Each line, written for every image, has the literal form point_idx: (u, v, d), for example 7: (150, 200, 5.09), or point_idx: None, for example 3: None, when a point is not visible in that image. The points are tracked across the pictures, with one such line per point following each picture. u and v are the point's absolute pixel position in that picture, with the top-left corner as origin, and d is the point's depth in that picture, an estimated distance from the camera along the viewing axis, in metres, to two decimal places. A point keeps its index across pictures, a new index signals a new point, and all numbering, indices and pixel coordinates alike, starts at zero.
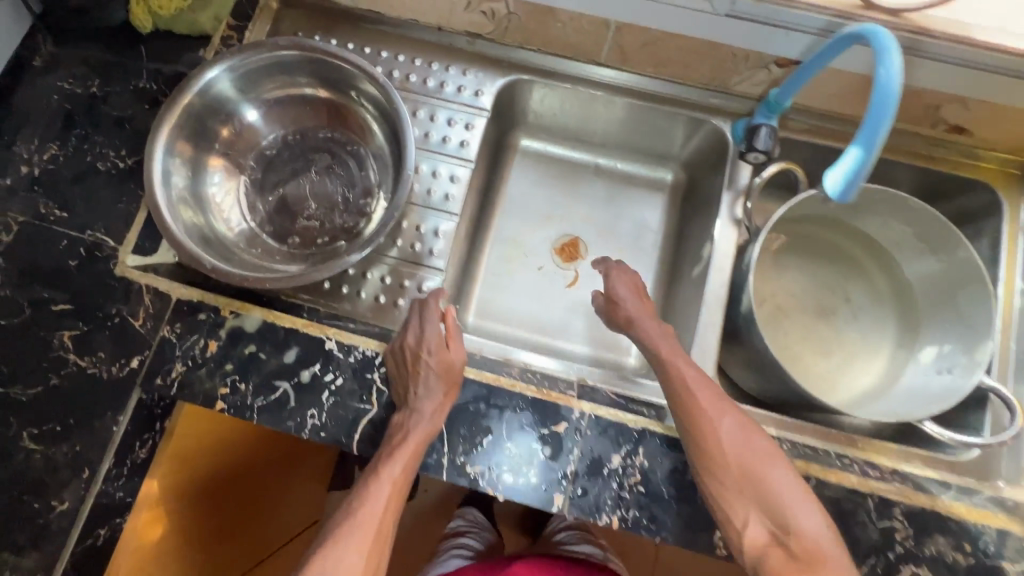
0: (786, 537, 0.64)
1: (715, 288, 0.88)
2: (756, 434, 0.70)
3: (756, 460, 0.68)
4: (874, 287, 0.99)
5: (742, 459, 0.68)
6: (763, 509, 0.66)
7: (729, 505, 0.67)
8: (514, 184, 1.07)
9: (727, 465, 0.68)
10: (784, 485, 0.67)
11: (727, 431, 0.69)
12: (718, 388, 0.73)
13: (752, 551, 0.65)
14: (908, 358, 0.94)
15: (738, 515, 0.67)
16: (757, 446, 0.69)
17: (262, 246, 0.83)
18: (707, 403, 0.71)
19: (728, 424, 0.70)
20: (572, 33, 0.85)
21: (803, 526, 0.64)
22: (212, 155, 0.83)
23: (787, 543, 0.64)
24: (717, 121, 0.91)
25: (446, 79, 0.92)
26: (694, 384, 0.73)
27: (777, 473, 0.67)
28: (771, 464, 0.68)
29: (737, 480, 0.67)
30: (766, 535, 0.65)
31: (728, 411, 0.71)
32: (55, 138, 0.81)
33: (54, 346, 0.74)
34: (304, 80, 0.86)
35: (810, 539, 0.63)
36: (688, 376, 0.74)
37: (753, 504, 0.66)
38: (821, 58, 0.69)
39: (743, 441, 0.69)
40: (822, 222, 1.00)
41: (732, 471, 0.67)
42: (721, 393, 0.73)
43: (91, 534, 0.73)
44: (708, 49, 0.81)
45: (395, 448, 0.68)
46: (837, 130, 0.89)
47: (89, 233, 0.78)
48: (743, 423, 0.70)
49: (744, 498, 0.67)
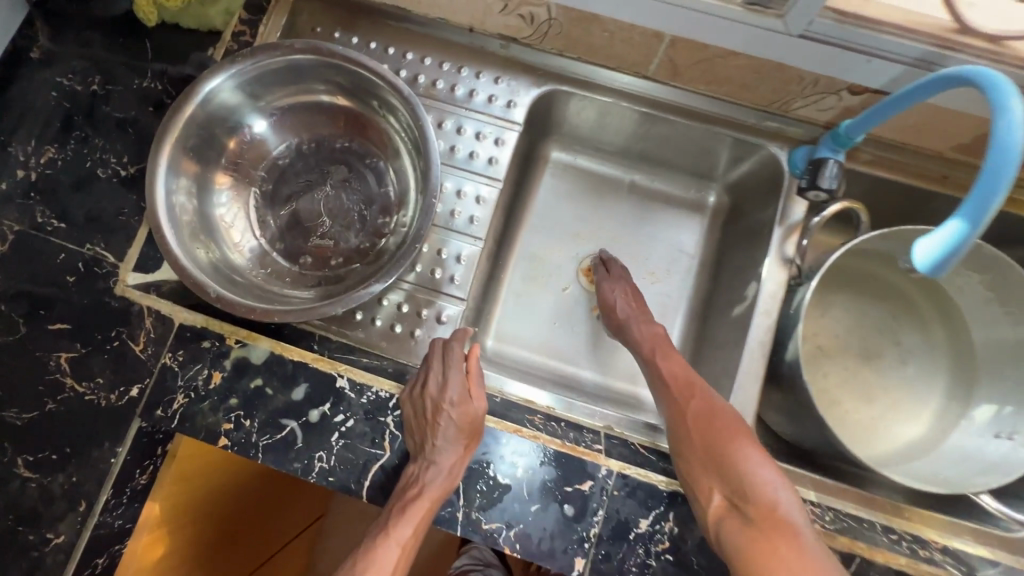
0: (746, 505, 0.63)
1: (759, 332, 0.80)
2: (726, 413, 0.70)
3: (722, 434, 0.68)
4: (928, 332, 0.90)
5: (707, 434, 0.68)
6: (727, 479, 0.65)
7: (694, 476, 0.67)
8: (541, 199, 0.98)
9: (691, 441, 0.69)
10: (749, 457, 0.66)
11: (693, 410, 0.71)
12: (694, 374, 0.76)
13: (714, 521, 0.64)
14: (960, 414, 0.85)
15: (701, 487, 0.66)
16: (725, 424, 0.69)
17: (272, 266, 0.78)
18: (677, 386, 0.75)
19: (694, 404, 0.72)
20: (618, 44, 0.77)
21: (765, 493, 0.63)
22: (219, 171, 0.78)
23: (746, 510, 0.63)
24: (775, 147, 0.82)
25: (475, 87, 0.84)
26: (669, 371, 0.77)
27: (743, 448, 0.67)
28: (739, 440, 0.67)
29: (702, 454, 0.68)
30: (730, 507, 0.64)
31: (696, 391, 0.73)
32: (53, 140, 0.75)
33: (50, 369, 0.70)
34: (321, 87, 0.80)
35: (772, 506, 0.62)
36: (663, 367, 0.78)
37: (717, 476, 0.66)
38: (904, 99, 0.62)
39: (709, 419, 0.70)
40: (876, 256, 0.90)
41: (696, 446, 0.68)
42: (695, 379, 0.75)
43: (89, 564, 0.69)
44: (772, 71, 0.73)
45: (408, 505, 0.64)
46: (908, 163, 0.80)
47: (88, 246, 0.73)
48: (712, 402, 0.71)
49: (707, 469, 0.66)
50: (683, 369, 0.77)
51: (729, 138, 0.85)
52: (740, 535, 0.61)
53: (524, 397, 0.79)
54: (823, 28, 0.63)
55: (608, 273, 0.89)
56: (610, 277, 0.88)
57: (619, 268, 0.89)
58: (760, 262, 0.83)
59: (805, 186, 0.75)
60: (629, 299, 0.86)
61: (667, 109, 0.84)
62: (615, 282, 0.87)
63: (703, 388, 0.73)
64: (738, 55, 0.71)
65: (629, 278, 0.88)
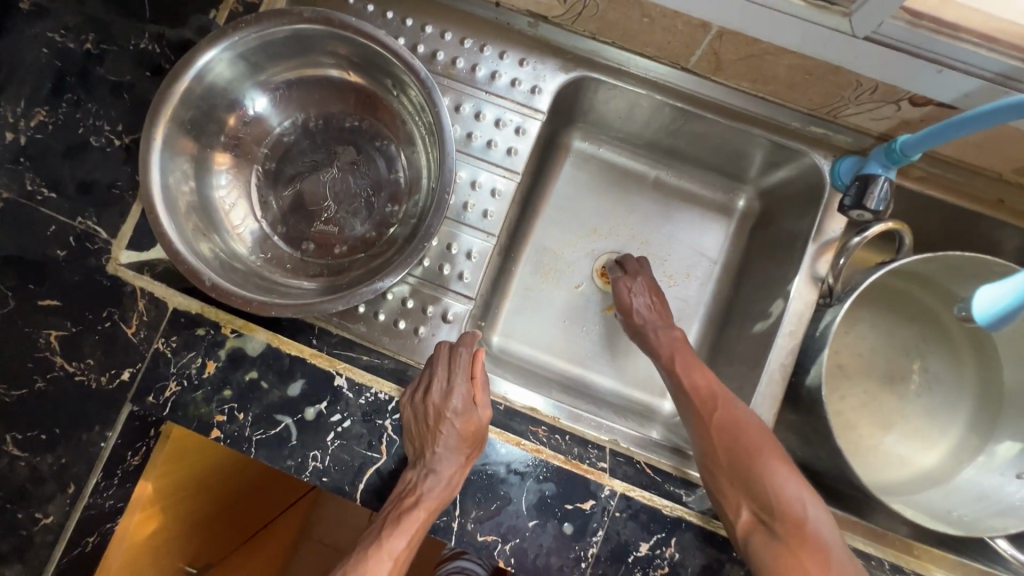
0: (775, 521, 0.61)
1: (780, 353, 0.75)
2: (752, 425, 0.66)
3: (749, 449, 0.65)
4: (956, 359, 0.82)
5: (733, 450, 0.65)
6: (753, 496, 0.63)
7: (720, 491, 0.65)
8: (559, 191, 0.92)
9: (716, 455, 0.66)
10: (777, 471, 0.63)
11: (716, 422, 0.68)
12: (716, 382, 0.71)
13: (742, 536, 0.63)
14: (978, 450, 0.78)
15: (728, 503, 0.64)
16: (752, 437, 0.65)
17: (273, 251, 0.75)
18: (699, 397, 0.70)
19: (718, 416, 0.68)
20: (659, 32, 0.70)
21: (795, 510, 0.61)
22: (218, 149, 0.74)
23: (774, 526, 0.61)
24: (816, 155, 0.76)
25: (498, 68, 0.78)
26: (689, 378, 0.72)
27: (771, 463, 0.64)
28: (767, 453, 0.64)
29: (728, 469, 0.65)
30: (758, 523, 0.62)
31: (720, 402, 0.69)
32: (43, 103, 0.69)
33: (39, 346, 0.67)
34: (330, 60, 0.74)
35: (801, 524, 0.60)
36: (683, 377, 0.73)
37: (743, 491, 0.63)
38: (969, 123, 0.56)
39: (735, 432, 0.66)
40: (912, 277, 0.81)
41: (721, 461, 0.66)
42: (717, 389, 0.70)
43: (79, 542, 0.67)
44: (828, 74, 0.66)
45: (402, 515, 0.62)
46: (961, 183, 0.74)
47: (80, 220, 0.69)
48: (737, 412, 0.67)
49: (734, 484, 0.64)
50: (703, 379, 0.72)
51: (767, 142, 0.78)
52: (769, 553, 0.60)
53: (527, 404, 0.76)
54: (894, 31, 0.56)
55: (627, 272, 0.84)
56: (626, 276, 0.82)
57: (637, 264, 0.84)
58: (788, 278, 0.78)
59: (849, 205, 0.71)
60: (649, 298, 0.81)
61: (703, 106, 0.77)
62: (634, 280, 0.82)
63: (725, 397, 0.69)
64: (791, 54, 0.64)
65: (649, 274, 0.83)
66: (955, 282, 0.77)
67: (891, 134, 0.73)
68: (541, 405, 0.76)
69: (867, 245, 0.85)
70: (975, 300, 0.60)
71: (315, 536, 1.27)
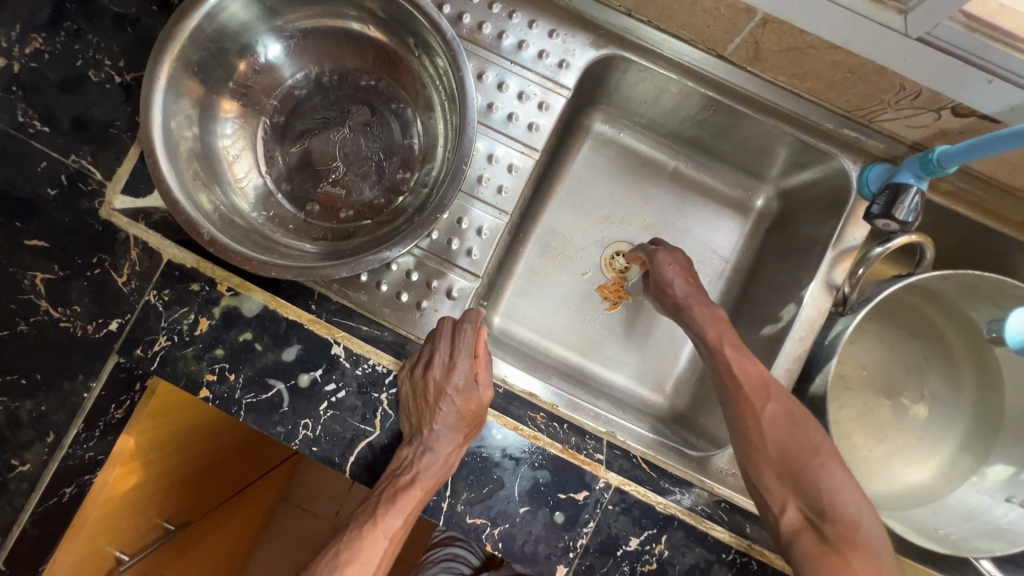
0: (824, 522, 0.60)
1: (787, 359, 0.73)
2: (807, 422, 0.65)
3: (802, 447, 0.64)
4: (960, 380, 0.80)
5: (786, 447, 0.64)
6: (803, 496, 0.62)
7: (768, 488, 0.65)
8: (574, 174, 0.89)
9: (766, 448, 0.65)
10: (831, 473, 0.62)
11: (768, 414, 0.66)
12: (766, 371, 0.68)
13: (787, 533, 0.62)
14: (971, 471, 0.77)
15: (776, 500, 0.64)
16: (806, 436, 0.64)
17: (276, 210, 0.72)
18: (750, 384, 0.67)
19: (771, 407, 0.66)
20: (700, 14, 0.66)
21: (848, 514, 0.60)
22: (225, 95, 0.70)
23: (823, 527, 0.60)
24: (845, 159, 0.74)
25: (526, 38, 0.74)
26: (738, 364, 0.68)
27: (825, 464, 0.62)
28: (823, 452, 0.63)
29: (777, 464, 0.64)
30: (806, 522, 0.62)
31: (772, 393, 0.66)
32: (42, 29, 0.65)
33: (23, 288, 0.64)
34: (352, 12, 0.70)
35: (853, 529, 0.59)
36: (731, 359, 0.69)
37: (792, 490, 0.63)
38: (1001, 142, 0.56)
39: (788, 429, 0.65)
40: (925, 294, 0.79)
41: (771, 457, 0.65)
42: (768, 376, 0.68)
43: (55, 492, 0.65)
44: (870, 74, 0.63)
45: (398, 493, 0.61)
46: (987, 201, 0.72)
47: (74, 158, 0.65)
48: (791, 408, 0.66)
49: (784, 482, 0.64)
50: (753, 364, 0.68)
51: (795, 141, 0.76)
52: (815, 553, 0.58)
53: (526, 389, 0.76)
54: (949, 34, 0.54)
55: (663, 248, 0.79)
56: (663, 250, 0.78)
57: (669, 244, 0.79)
58: (803, 283, 0.76)
59: (876, 213, 0.69)
60: (685, 275, 0.76)
61: (735, 97, 0.74)
62: (672, 254, 0.77)
63: (778, 388, 0.67)
64: (837, 50, 0.61)
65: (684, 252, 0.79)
66: (971, 302, 0.75)
67: (924, 144, 0.71)
68: (540, 392, 0.77)
69: (885, 257, 0.83)
70: (1007, 322, 0.60)
71: (293, 500, 1.29)
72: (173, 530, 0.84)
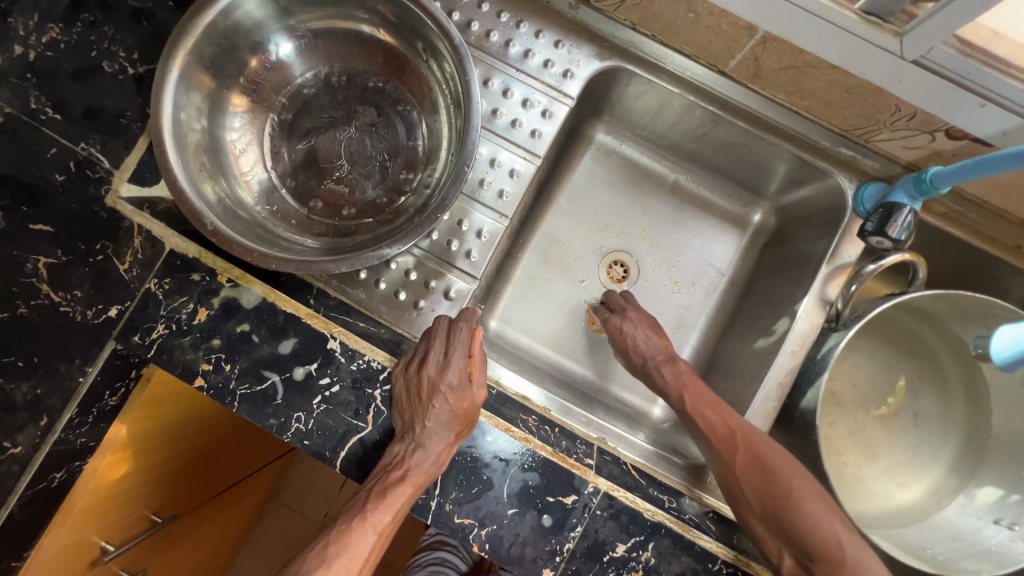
0: (814, 562, 0.62)
1: (779, 372, 0.74)
2: (778, 463, 0.65)
3: (779, 492, 0.64)
4: (950, 401, 0.81)
5: (765, 493, 0.65)
6: (792, 542, 0.63)
7: (758, 538, 0.65)
8: (575, 183, 0.90)
9: (747, 499, 0.66)
10: (810, 511, 0.62)
11: (740, 465, 0.67)
12: (732, 419, 0.69)
13: None
14: (960, 491, 0.77)
15: (769, 549, 0.64)
16: (781, 479, 0.64)
17: (280, 205, 0.73)
18: (719, 439, 0.69)
19: (742, 457, 0.67)
20: (703, 30, 0.68)
21: (834, 550, 0.61)
22: (235, 90, 0.71)
23: (815, 569, 0.61)
24: (841, 177, 0.75)
25: (533, 47, 0.76)
26: (704, 419, 0.71)
27: (804, 505, 0.63)
28: (799, 492, 0.64)
29: (761, 514, 0.65)
30: (800, 566, 0.63)
31: (740, 442, 0.67)
32: (59, 19, 0.66)
33: (26, 271, 0.64)
34: (363, 15, 0.72)
35: (841, 565, 0.60)
36: (698, 418, 0.71)
37: (780, 536, 0.64)
38: (989, 166, 0.57)
39: (763, 475, 0.65)
40: (917, 314, 0.80)
41: (753, 505, 0.66)
42: (735, 426, 0.69)
43: (44, 477, 0.65)
44: (867, 95, 0.64)
45: (389, 489, 0.61)
46: (980, 224, 0.73)
47: (83, 145, 0.66)
48: (760, 450, 0.66)
49: (770, 529, 0.64)
50: (719, 417, 0.70)
51: (794, 157, 0.77)
52: None
53: (518, 392, 0.78)
54: (944, 58, 0.56)
55: (616, 311, 0.82)
56: (616, 315, 0.81)
57: (622, 300, 0.82)
58: (797, 298, 0.77)
59: (870, 231, 0.70)
60: (645, 332, 0.79)
61: (735, 113, 0.76)
62: (625, 316, 0.80)
63: (745, 435, 0.67)
64: (835, 70, 0.63)
65: (637, 305, 0.81)
66: (962, 323, 0.76)
67: (918, 165, 0.72)
68: (531, 395, 0.78)
69: (878, 275, 0.84)
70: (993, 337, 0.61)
71: (281, 499, 1.29)
72: (160, 522, 0.83)
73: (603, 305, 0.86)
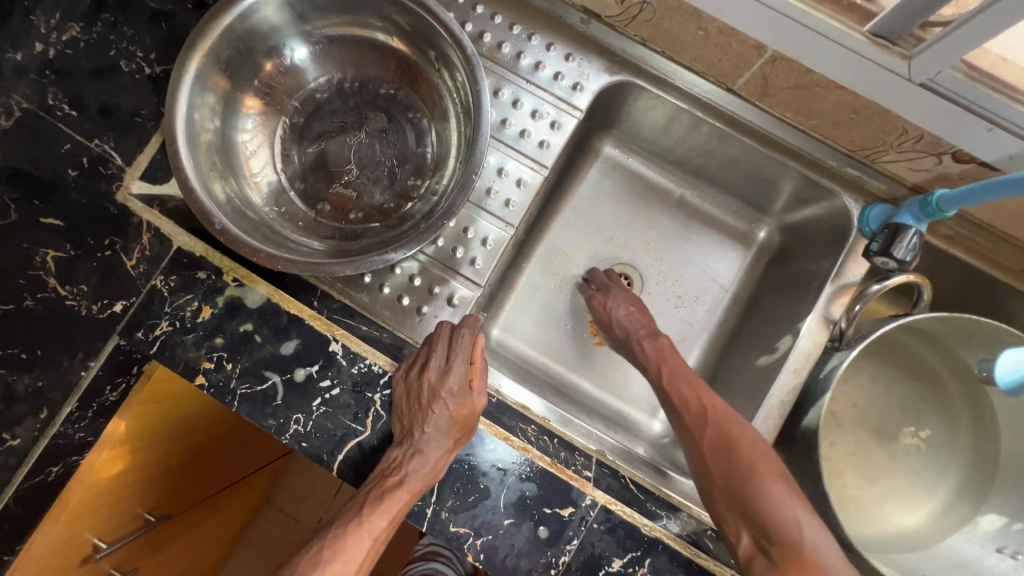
0: (771, 543, 0.60)
1: (781, 390, 0.73)
2: (744, 441, 0.65)
3: (741, 468, 0.64)
4: (955, 425, 0.80)
5: (727, 468, 0.65)
6: (749, 519, 0.62)
7: (719, 515, 0.65)
8: (581, 194, 0.91)
9: (711, 475, 0.66)
10: (771, 491, 0.62)
11: (707, 439, 0.67)
12: (706, 396, 0.70)
13: (743, 560, 0.62)
14: (963, 518, 0.76)
15: (728, 526, 0.64)
16: (745, 456, 0.64)
17: (288, 207, 0.73)
18: (689, 413, 0.70)
19: (710, 432, 0.68)
20: (712, 48, 0.68)
21: (790, 531, 0.59)
22: (249, 92, 0.72)
23: (771, 550, 0.60)
24: (847, 197, 0.75)
25: (543, 59, 0.77)
26: (677, 394, 0.72)
27: (765, 483, 0.62)
28: (761, 470, 0.63)
29: (724, 491, 0.65)
30: (757, 546, 0.61)
31: (710, 417, 0.68)
32: (80, 19, 0.68)
33: (35, 264, 0.65)
34: (378, 24, 0.73)
35: (797, 548, 0.58)
36: (672, 393, 0.72)
37: (739, 513, 0.63)
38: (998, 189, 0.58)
39: (727, 451, 0.65)
40: (923, 336, 0.80)
41: (716, 481, 0.65)
42: (708, 404, 0.69)
43: (41, 471, 0.66)
44: (874, 116, 0.65)
45: (385, 494, 0.61)
46: (986, 248, 0.73)
47: (97, 142, 0.67)
48: (728, 428, 0.67)
49: (731, 505, 0.64)
50: (693, 394, 0.71)
51: (800, 176, 0.77)
52: None
53: (519, 401, 0.75)
54: (952, 82, 0.56)
55: (598, 287, 0.83)
56: (599, 291, 0.82)
57: (605, 279, 0.84)
58: (801, 316, 0.77)
59: (875, 251, 0.70)
60: (626, 308, 0.80)
61: (742, 130, 0.76)
62: (608, 293, 0.81)
63: (716, 411, 0.68)
64: (843, 91, 0.63)
65: (619, 284, 0.83)
66: (967, 347, 0.76)
67: (924, 187, 0.72)
68: (532, 404, 0.76)
69: (884, 296, 0.84)
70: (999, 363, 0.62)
71: (276, 502, 1.28)
72: (153, 521, 0.82)
73: (586, 281, 0.87)
